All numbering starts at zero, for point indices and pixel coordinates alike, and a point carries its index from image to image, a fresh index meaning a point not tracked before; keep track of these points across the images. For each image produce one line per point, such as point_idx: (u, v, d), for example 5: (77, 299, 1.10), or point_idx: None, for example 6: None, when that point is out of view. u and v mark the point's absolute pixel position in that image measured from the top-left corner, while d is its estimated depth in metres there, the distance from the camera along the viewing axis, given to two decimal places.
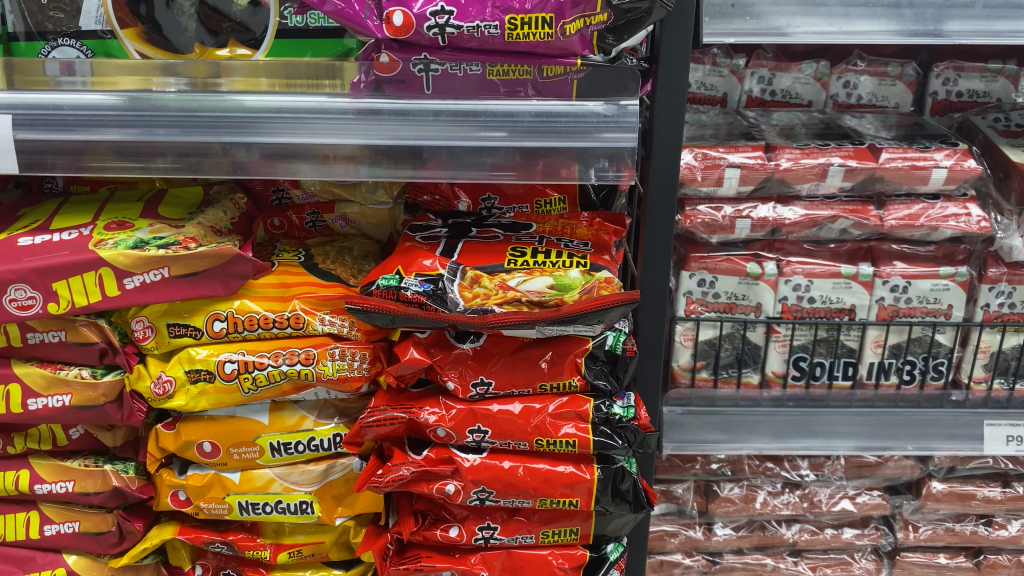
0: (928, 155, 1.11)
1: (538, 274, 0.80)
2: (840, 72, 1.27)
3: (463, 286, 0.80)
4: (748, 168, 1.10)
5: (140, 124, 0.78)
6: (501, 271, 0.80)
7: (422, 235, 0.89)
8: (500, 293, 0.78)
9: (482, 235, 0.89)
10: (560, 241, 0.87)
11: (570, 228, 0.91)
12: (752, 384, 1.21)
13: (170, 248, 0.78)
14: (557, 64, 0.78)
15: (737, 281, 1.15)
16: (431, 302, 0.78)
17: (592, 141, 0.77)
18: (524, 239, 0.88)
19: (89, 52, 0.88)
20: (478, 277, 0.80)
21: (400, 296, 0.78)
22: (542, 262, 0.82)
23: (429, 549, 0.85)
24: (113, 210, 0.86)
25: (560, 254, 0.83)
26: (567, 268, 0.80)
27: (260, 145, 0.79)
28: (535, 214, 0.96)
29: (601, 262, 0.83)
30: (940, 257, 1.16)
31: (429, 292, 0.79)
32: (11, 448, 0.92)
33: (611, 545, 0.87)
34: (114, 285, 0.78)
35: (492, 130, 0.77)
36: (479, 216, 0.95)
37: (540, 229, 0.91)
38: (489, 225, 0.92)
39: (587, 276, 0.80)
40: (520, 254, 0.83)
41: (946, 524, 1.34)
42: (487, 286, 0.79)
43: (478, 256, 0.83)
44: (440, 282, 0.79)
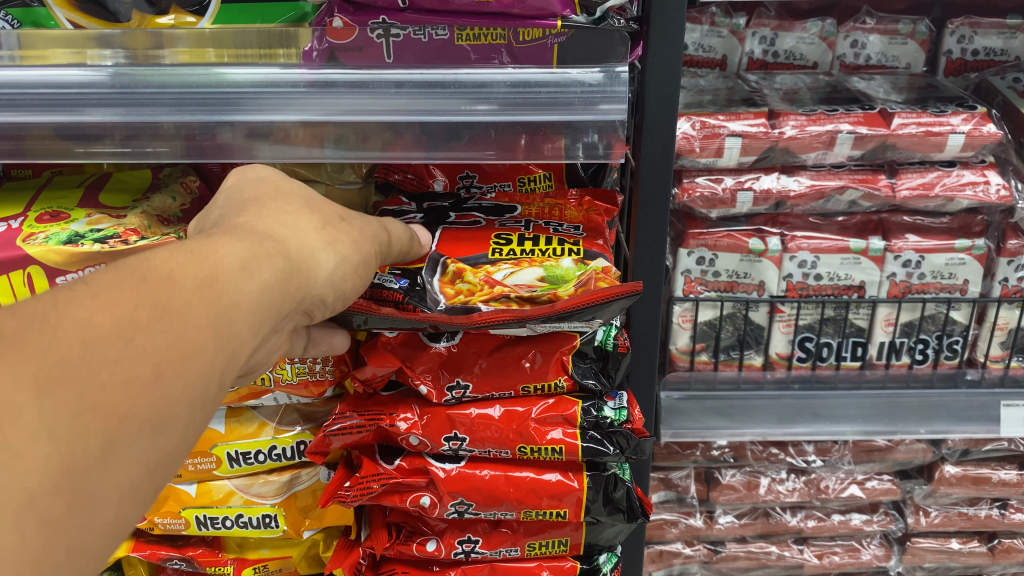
0: (944, 120, 1.02)
1: (526, 265, 0.73)
2: (847, 30, 1.17)
3: (444, 281, 0.73)
4: (749, 137, 1.01)
5: (73, 104, 0.70)
6: (484, 262, 0.73)
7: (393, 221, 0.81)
8: (484, 287, 0.71)
9: (461, 220, 0.81)
10: (547, 223, 0.80)
11: (558, 208, 0.83)
12: (754, 366, 1.13)
13: (108, 241, 0.70)
14: (534, 26, 0.69)
15: (739, 259, 1.08)
16: (408, 300, 0.70)
17: (585, 114, 0.69)
18: (508, 223, 0.80)
19: (16, 23, 0.78)
20: (460, 271, 0.73)
21: (375, 292, 0.71)
22: (530, 252, 0.75)
23: (406, 564, 0.78)
24: (49, 199, 0.78)
25: (549, 241, 0.76)
26: (558, 258, 0.73)
27: (210, 124, 0.70)
28: (517, 194, 0.88)
29: (595, 249, 0.76)
30: (955, 230, 1.09)
31: (406, 289, 0.72)
32: None
33: (603, 555, 0.80)
34: (45, 284, 0.70)
35: (470, 104, 0.69)
36: (459, 200, 0.86)
37: (525, 211, 0.83)
38: (468, 208, 0.84)
39: (579, 265, 0.72)
40: (505, 242, 0.76)
41: (958, 508, 1.27)
42: (471, 281, 0.72)
43: (459, 245, 0.76)
44: (418, 278, 0.73)
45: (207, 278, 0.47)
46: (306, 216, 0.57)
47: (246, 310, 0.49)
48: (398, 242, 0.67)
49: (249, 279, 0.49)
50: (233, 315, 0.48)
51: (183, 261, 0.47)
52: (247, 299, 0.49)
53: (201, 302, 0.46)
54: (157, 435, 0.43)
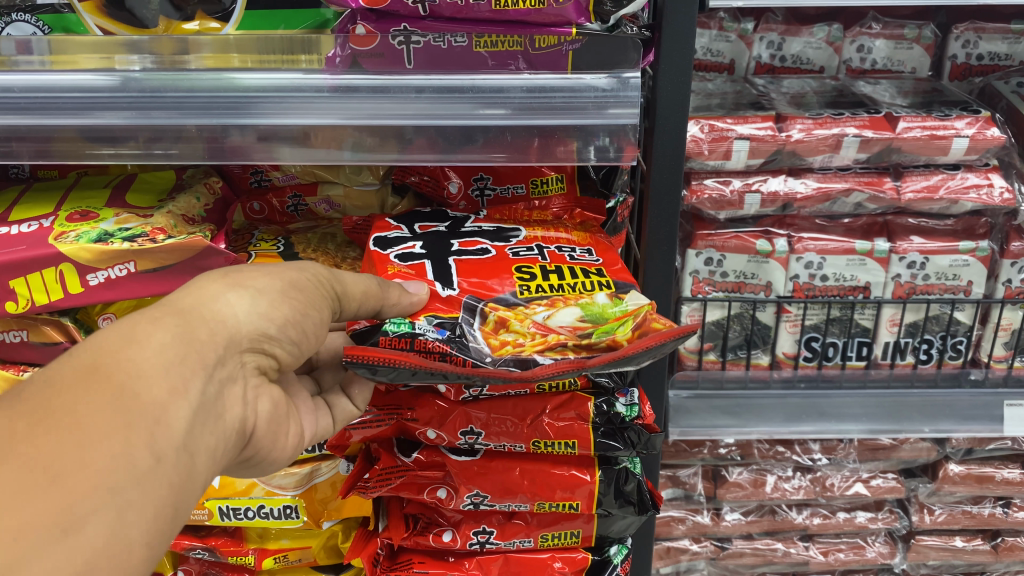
0: (948, 124, 1.04)
1: (561, 306, 0.72)
2: (853, 35, 1.20)
3: (487, 331, 0.70)
4: (757, 140, 1.03)
5: (104, 106, 0.73)
6: (518, 303, 0.73)
7: (396, 254, 0.79)
8: (533, 335, 0.70)
9: (465, 248, 0.81)
10: (559, 250, 0.82)
11: (564, 236, 0.85)
12: (761, 365, 1.15)
13: (136, 240, 0.72)
14: (549, 34, 0.71)
15: (746, 260, 1.10)
16: (458, 351, 0.67)
17: (597, 117, 0.71)
18: (520, 252, 0.81)
19: (47, 28, 0.81)
20: (502, 319, 0.71)
21: (417, 343, 0.68)
22: (560, 290, 0.75)
23: (422, 554, 0.80)
24: (78, 199, 0.80)
25: (573, 276, 0.77)
26: (590, 294, 0.74)
27: (245, 127, 0.73)
28: (513, 211, 0.90)
29: (623, 281, 0.77)
30: (959, 232, 1.10)
31: (448, 338, 0.68)
32: None
33: (615, 546, 0.82)
34: (76, 281, 0.72)
35: (486, 107, 0.71)
36: (452, 223, 0.86)
37: (532, 237, 0.84)
38: (467, 234, 0.84)
39: (614, 301, 0.73)
40: (528, 280, 0.76)
41: (962, 507, 1.29)
42: (518, 329, 0.70)
43: (483, 282, 0.76)
44: (457, 326, 0.70)
45: (92, 367, 0.49)
46: (203, 280, 0.60)
47: (150, 377, 0.50)
48: (356, 289, 0.68)
49: (140, 351, 0.51)
50: (135, 386, 0.49)
51: (68, 363, 0.49)
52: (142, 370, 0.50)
53: (94, 387, 0.47)
54: (80, 532, 0.44)
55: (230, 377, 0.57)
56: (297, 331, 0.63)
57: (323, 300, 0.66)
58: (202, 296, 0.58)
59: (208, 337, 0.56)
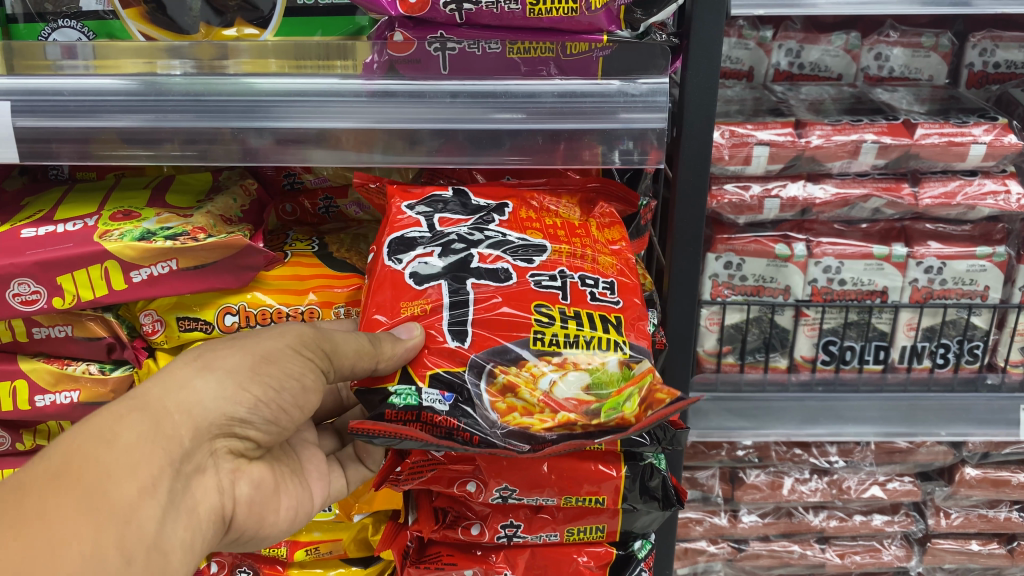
0: (966, 131, 1.05)
1: (570, 368, 0.70)
2: (871, 43, 1.22)
3: (494, 394, 0.69)
4: (777, 146, 1.05)
5: (145, 109, 0.75)
6: (527, 360, 0.71)
7: (411, 265, 0.76)
8: (542, 410, 0.69)
9: (484, 264, 0.76)
10: (579, 282, 0.76)
11: (590, 258, 0.79)
12: (779, 368, 1.16)
13: (178, 239, 0.75)
14: (581, 40, 0.74)
15: (765, 264, 1.11)
16: (466, 424, 0.67)
17: (609, 122, 0.73)
18: (541, 282, 0.75)
19: (91, 34, 0.85)
20: (511, 383, 0.70)
21: (423, 416, 0.67)
22: (573, 342, 0.71)
23: (450, 547, 0.83)
24: (119, 199, 0.83)
25: (591, 329, 0.72)
26: (603, 356, 0.71)
27: (271, 131, 0.75)
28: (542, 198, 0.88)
29: (638, 341, 0.73)
30: (977, 238, 1.12)
31: (456, 407, 0.68)
32: (21, 445, 0.90)
33: (639, 542, 0.84)
34: (120, 278, 0.75)
35: (501, 112, 0.73)
36: (477, 220, 0.81)
37: (556, 258, 0.78)
38: (488, 241, 0.79)
39: (625, 368, 0.71)
40: (544, 326, 0.72)
41: (978, 510, 1.30)
42: (526, 398, 0.69)
43: (497, 327, 0.72)
44: (463, 389, 0.69)
45: (64, 470, 0.58)
46: (179, 367, 0.68)
47: (113, 484, 0.59)
48: (349, 348, 0.68)
49: (104, 453, 0.60)
50: (99, 488, 0.58)
51: (42, 468, 0.58)
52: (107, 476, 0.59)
53: (62, 491, 0.57)
54: None
55: (197, 470, 0.66)
56: (270, 411, 0.69)
57: (300, 370, 0.70)
58: (170, 390, 0.65)
59: (171, 431, 0.64)
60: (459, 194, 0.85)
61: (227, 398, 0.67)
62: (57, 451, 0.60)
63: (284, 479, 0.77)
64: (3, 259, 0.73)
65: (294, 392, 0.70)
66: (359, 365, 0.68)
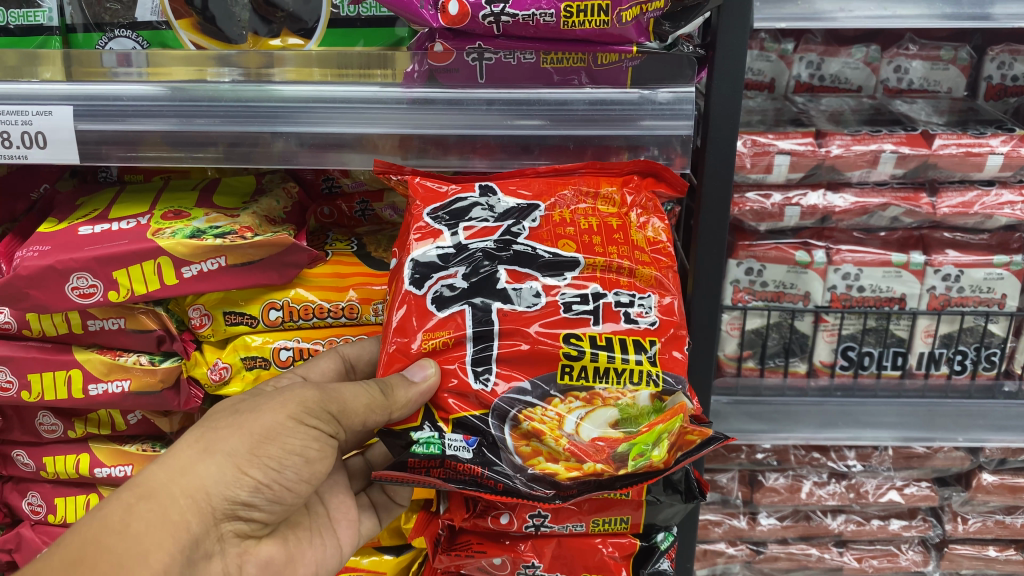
0: (984, 141, 1.08)
1: (598, 406, 0.73)
2: (891, 56, 1.25)
3: (518, 437, 0.72)
4: (798, 155, 1.08)
5: (179, 114, 0.78)
6: (554, 396, 0.73)
7: (433, 292, 0.76)
8: (568, 454, 0.71)
9: (512, 284, 0.76)
10: (613, 302, 0.76)
11: (628, 269, 0.78)
12: (799, 373, 1.18)
13: (227, 237, 0.83)
14: (612, 51, 0.77)
15: (785, 270, 1.14)
16: (491, 471, 0.70)
17: (630, 129, 0.77)
18: (571, 305, 0.76)
19: (145, 43, 0.92)
20: (536, 430, 0.72)
21: (446, 464, 0.70)
22: (602, 376, 0.73)
23: (480, 536, 0.87)
24: (170, 199, 0.91)
25: (622, 359, 0.73)
26: (634, 390, 0.72)
27: (295, 135, 0.79)
28: (576, 190, 0.83)
29: (670, 368, 0.74)
30: (994, 246, 1.14)
31: (479, 454, 0.70)
32: (73, 432, 1.00)
33: (661, 534, 0.88)
34: (172, 273, 0.83)
35: (522, 119, 0.77)
36: (507, 229, 0.80)
37: (589, 274, 0.78)
38: (517, 256, 0.78)
39: (657, 402, 0.73)
40: (573, 359, 0.73)
41: (996, 517, 1.32)
42: (550, 445, 0.71)
43: (523, 361, 0.74)
44: (485, 432, 0.71)
45: (79, 559, 0.62)
46: (184, 450, 0.69)
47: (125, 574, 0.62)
48: (358, 404, 0.71)
49: (114, 542, 0.63)
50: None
51: (58, 558, 0.62)
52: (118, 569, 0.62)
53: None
54: None
55: (205, 554, 0.69)
56: (271, 490, 0.71)
57: (302, 444, 0.71)
58: (174, 476, 0.68)
59: (177, 517, 0.67)
60: (487, 192, 0.83)
61: (229, 482, 0.69)
62: (74, 541, 0.63)
63: (300, 545, 0.79)
64: (64, 254, 0.81)
65: (297, 467, 0.71)
66: (370, 418, 0.71)
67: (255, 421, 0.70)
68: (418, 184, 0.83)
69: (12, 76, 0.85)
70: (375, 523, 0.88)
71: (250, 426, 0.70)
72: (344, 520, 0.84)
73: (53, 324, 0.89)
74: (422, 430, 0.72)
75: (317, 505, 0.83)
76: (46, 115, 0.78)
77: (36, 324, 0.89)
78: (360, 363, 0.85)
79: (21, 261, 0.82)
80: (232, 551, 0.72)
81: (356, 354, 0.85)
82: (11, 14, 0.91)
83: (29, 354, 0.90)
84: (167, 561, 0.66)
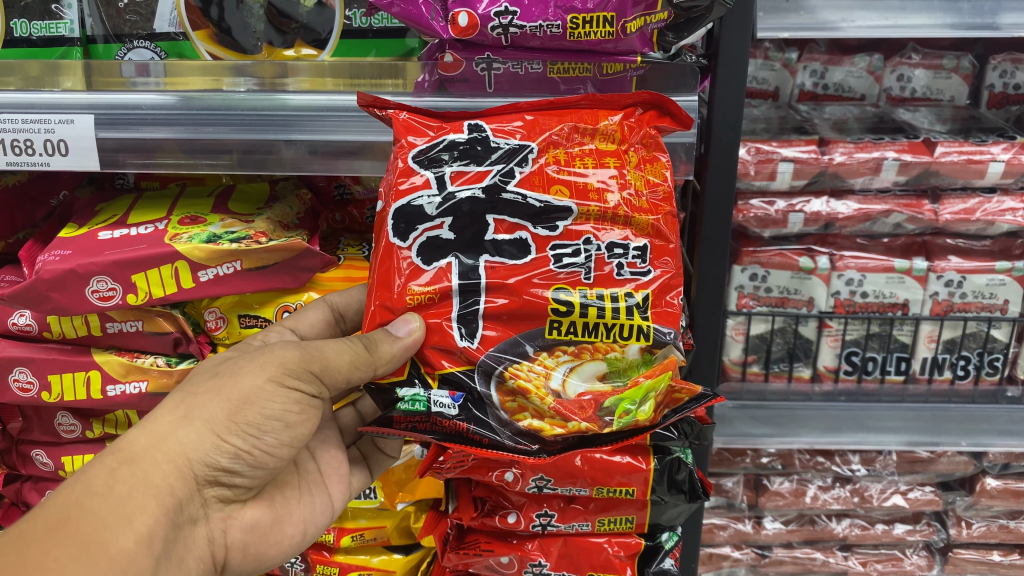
0: (985, 149, 1.09)
1: (586, 360, 0.73)
2: (893, 65, 1.27)
3: (503, 394, 0.72)
4: (801, 162, 1.10)
5: (188, 122, 0.80)
6: (541, 351, 0.74)
7: (419, 243, 0.74)
8: (554, 411, 0.71)
9: (501, 235, 0.74)
10: (606, 253, 0.74)
11: (623, 216, 0.75)
12: (802, 378, 1.20)
13: (242, 242, 0.86)
14: (616, 62, 0.79)
15: (789, 276, 1.15)
16: (477, 427, 0.71)
17: None
18: (562, 257, 0.74)
19: (163, 53, 0.95)
20: (522, 387, 0.72)
21: (433, 419, 0.71)
22: (591, 330, 0.73)
23: (488, 534, 0.90)
24: (187, 205, 0.94)
25: (613, 313, 0.73)
26: (624, 344, 0.73)
27: (305, 142, 0.81)
28: (573, 125, 0.77)
29: (663, 320, 0.74)
30: (997, 252, 1.15)
31: (465, 409, 0.72)
32: (91, 432, 1.03)
33: (666, 534, 0.90)
34: (189, 277, 0.86)
35: None
36: (498, 173, 0.75)
37: (582, 223, 0.75)
38: (506, 205, 0.74)
39: (646, 354, 0.74)
40: (563, 314, 0.73)
41: (1000, 521, 1.33)
42: (536, 402, 0.72)
43: (512, 319, 0.74)
44: (470, 386, 0.72)
45: (61, 521, 0.62)
46: (164, 416, 0.70)
47: (113, 536, 0.64)
48: (342, 360, 0.72)
49: (98, 505, 0.64)
50: (96, 540, 0.62)
51: (41, 519, 0.62)
52: (103, 530, 0.63)
53: (62, 541, 0.61)
54: None
55: (187, 519, 0.71)
56: (252, 455, 0.73)
57: (282, 406, 0.72)
58: (155, 442, 0.69)
59: (160, 482, 0.68)
60: (476, 131, 0.76)
61: (209, 448, 0.70)
62: (56, 504, 0.64)
63: (286, 509, 0.82)
64: (85, 258, 0.84)
65: (277, 431, 0.73)
66: (354, 374, 0.72)
67: (234, 385, 0.72)
68: (404, 120, 0.76)
69: (35, 86, 0.88)
70: (365, 476, 0.91)
71: (228, 392, 0.72)
72: (334, 475, 0.87)
73: (73, 326, 0.92)
74: (409, 386, 0.73)
75: (309, 461, 0.86)
76: (69, 123, 0.81)
77: (57, 326, 0.92)
78: (349, 312, 0.87)
79: (43, 265, 0.85)
80: (216, 516, 0.74)
81: (345, 303, 0.87)
82: (33, 25, 0.93)
83: (51, 355, 0.93)
84: (152, 525, 0.67)
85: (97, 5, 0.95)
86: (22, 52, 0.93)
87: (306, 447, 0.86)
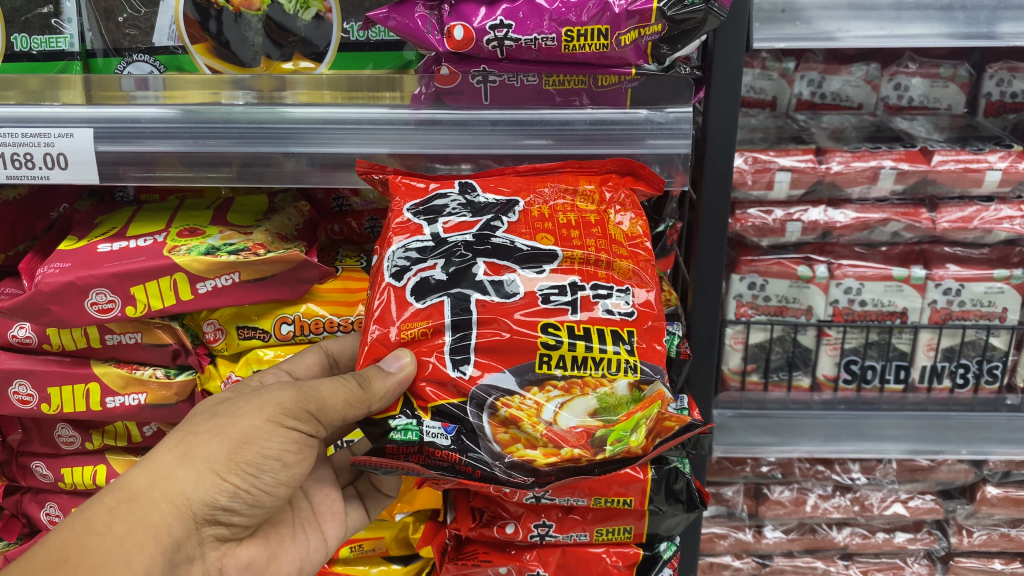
0: (982, 158, 1.09)
1: (577, 396, 0.73)
2: (890, 73, 1.26)
3: (496, 424, 0.72)
4: (798, 172, 1.10)
5: (189, 135, 0.81)
6: (531, 386, 0.73)
7: (412, 284, 0.76)
8: (546, 439, 0.71)
9: (493, 276, 0.77)
10: (592, 293, 0.77)
11: (606, 261, 0.80)
12: (802, 387, 1.19)
13: (241, 253, 0.86)
14: (612, 73, 0.80)
15: (788, 284, 1.15)
16: (468, 458, 0.69)
17: (636, 148, 0.80)
18: (550, 296, 0.76)
19: (162, 67, 0.96)
20: (513, 417, 0.72)
21: (424, 450, 0.69)
22: (579, 365, 0.74)
23: (485, 545, 0.90)
24: (186, 217, 0.95)
25: (600, 349, 0.74)
26: (613, 379, 0.73)
27: (305, 155, 0.81)
28: (555, 188, 0.84)
29: (648, 359, 0.75)
30: (994, 260, 1.15)
31: (457, 440, 0.70)
32: (91, 444, 1.03)
33: (664, 543, 0.90)
34: (187, 289, 0.86)
35: (529, 138, 0.80)
36: (486, 224, 0.81)
37: (568, 266, 0.79)
38: (495, 249, 0.79)
39: (635, 391, 0.73)
40: (551, 348, 0.74)
41: (1001, 529, 1.32)
42: (528, 431, 0.71)
43: (502, 352, 0.74)
44: (464, 419, 0.72)
45: (60, 561, 0.64)
46: (164, 457, 0.71)
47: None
48: (337, 399, 0.72)
49: (97, 543, 0.65)
50: None
51: (41, 558, 0.64)
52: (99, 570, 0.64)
53: None
54: None
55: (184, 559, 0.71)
56: (250, 495, 0.74)
57: (280, 447, 0.72)
58: (155, 480, 0.70)
59: (158, 521, 0.69)
60: (468, 189, 0.83)
61: (207, 488, 0.71)
62: (57, 541, 0.65)
63: (280, 546, 0.82)
64: (84, 270, 0.84)
65: (274, 471, 0.73)
66: (349, 413, 0.72)
67: (233, 425, 0.72)
68: (400, 181, 0.83)
69: (34, 100, 0.88)
70: (362, 516, 0.91)
71: (228, 431, 0.72)
72: (329, 514, 0.87)
73: (72, 338, 0.92)
74: (401, 417, 0.72)
75: (303, 500, 0.86)
76: (68, 137, 0.81)
77: (56, 338, 0.93)
78: (343, 359, 0.88)
79: (43, 277, 0.85)
80: (213, 555, 0.74)
81: (339, 349, 0.88)
82: (33, 40, 0.93)
83: (50, 367, 0.93)
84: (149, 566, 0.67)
85: (97, 20, 0.96)
86: (22, 66, 0.94)
87: (300, 486, 0.86)
